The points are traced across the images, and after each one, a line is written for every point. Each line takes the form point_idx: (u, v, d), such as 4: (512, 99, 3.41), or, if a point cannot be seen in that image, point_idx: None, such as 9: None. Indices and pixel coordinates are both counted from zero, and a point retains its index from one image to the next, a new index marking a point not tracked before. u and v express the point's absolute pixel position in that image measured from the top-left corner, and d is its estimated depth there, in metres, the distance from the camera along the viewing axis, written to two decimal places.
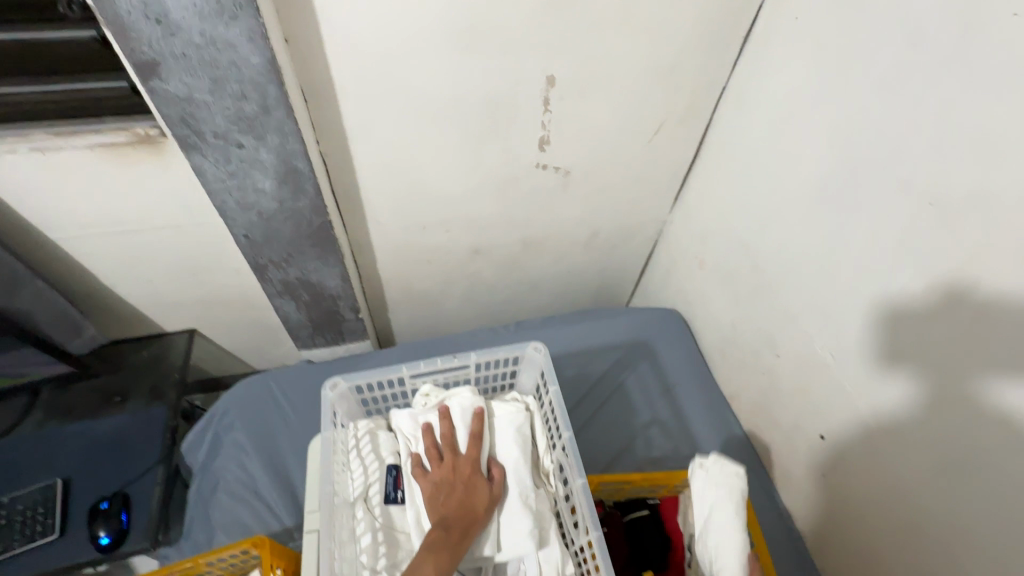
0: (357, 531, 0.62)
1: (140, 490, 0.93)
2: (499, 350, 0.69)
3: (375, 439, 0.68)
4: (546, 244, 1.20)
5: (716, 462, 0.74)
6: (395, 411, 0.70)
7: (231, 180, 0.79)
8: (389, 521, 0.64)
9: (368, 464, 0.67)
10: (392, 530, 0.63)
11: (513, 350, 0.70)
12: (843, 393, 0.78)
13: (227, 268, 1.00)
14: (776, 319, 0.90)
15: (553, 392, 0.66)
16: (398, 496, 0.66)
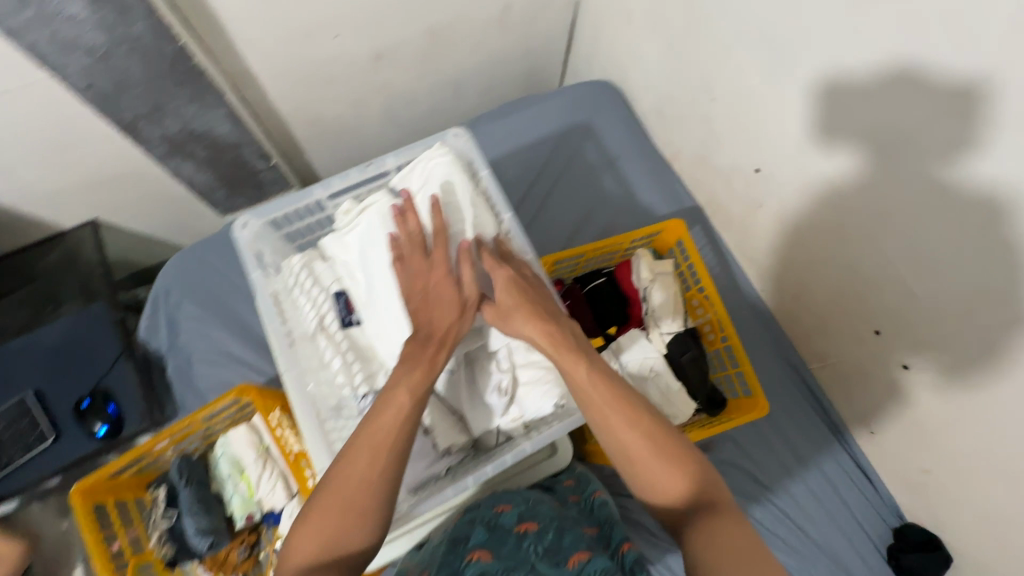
0: (326, 357, 0.65)
1: (117, 382, 0.93)
2: (416, 146, 0.71)
3: (314, 270, 0.69)
4: (455, 32, 1.05)
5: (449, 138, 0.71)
6: (325, 238, 0.70)
7: (29, 10, 0.62)
8: (354, 341, 0.67)
9: (315, 296, 0.68)
10: (359, 348, 0.66)
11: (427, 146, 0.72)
12: (775, 118, 0.77)
13: (93, 137, 0.85)
14: (708, 59, 0.85)
15: (484, 176, 0.70)
16: (355, 319, 0.68)
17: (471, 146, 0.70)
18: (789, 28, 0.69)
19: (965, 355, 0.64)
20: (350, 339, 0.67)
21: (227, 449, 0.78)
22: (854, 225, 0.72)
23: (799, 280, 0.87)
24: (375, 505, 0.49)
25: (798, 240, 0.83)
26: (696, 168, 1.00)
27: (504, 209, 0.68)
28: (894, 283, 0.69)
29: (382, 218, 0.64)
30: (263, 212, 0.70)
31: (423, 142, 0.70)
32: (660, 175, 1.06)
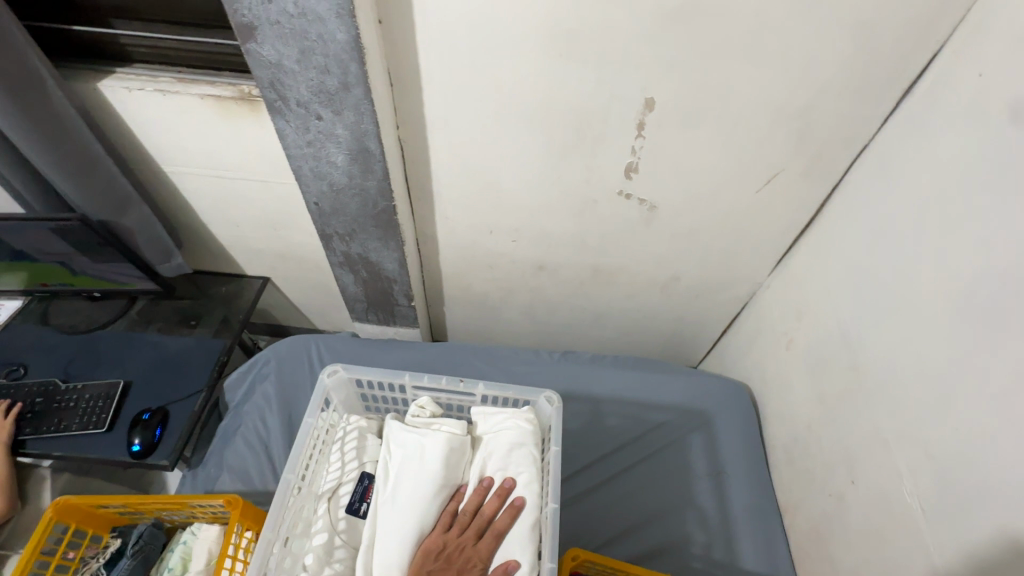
0: (313, 527, 0.62)
1: (178, 411, 1.01)
2: (511, 387, 0.67)
3: (361, 440, 0.68)
4: (617, 276, 1.10)
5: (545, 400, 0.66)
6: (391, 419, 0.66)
7: (308, 148, 0.81)
8: (348, 528, 0.63)
9: (346, 462, 0.67)
10: (349, 540, 0.62)
11: (523, 393, 0.67)
12: (928, 561, 0.60)
13: (301, 229, 1.06)
14: (861, 439, 0.73)
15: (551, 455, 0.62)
16: (362, 509, 0.64)
17: (558, 422, 0.62)
18: (972, 473, 0.56)
19: None
20: (346, 525, 0.63)
21: (190, 540, 0.76)
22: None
23: None
24: None
25: None
26: (809, 539, 0.82)
27: (552, 501, 0.59)
28: None
29: (445, 447, 0.62)
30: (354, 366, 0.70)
31: (519, 389, 0.66)
32: (764, 519, 0.89)
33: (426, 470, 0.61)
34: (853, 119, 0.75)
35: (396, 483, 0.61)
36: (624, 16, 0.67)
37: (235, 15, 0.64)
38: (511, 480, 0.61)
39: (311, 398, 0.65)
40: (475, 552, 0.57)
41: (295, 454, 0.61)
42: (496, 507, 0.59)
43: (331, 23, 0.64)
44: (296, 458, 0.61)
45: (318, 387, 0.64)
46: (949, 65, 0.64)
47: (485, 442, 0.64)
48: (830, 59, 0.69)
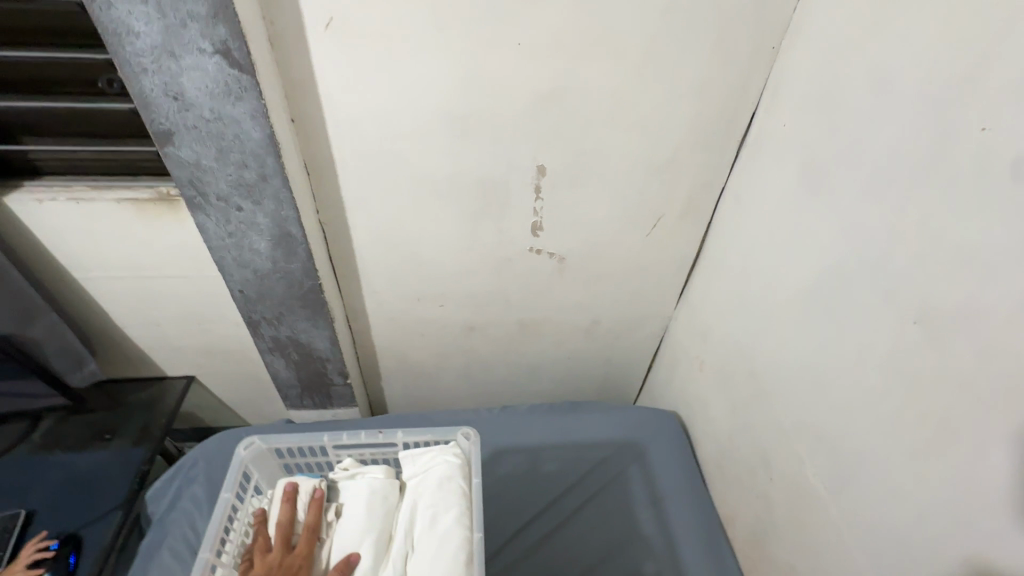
0: None
1: (93, 533, 0.93)
2: (428, 430, 0.66)
3: None
4: (543, 327, 1.18)
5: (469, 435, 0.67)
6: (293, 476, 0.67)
7: (230, 239, 0.85)
8: None
9: None
10: None
11: (445, 432, 0.67)
12: (839, 532, 0.67)
13: (227, 319, 1.05)
14: (770, 436, 0.81)
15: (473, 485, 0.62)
16: None
17: (479, 451, 0.63)
18: (851, 443, 0.65)
19: None
20: None
21: None
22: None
23: None
24: None
25: None
26: (751, 545, 0.87)
27: (476, 527, 0.58)
28: None
29: (369, 492, 0.62)
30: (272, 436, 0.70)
31: (435, 430, 0.65)
32: (710, 535, 0.93)
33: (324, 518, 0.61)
34: (708, 168, 0.91)
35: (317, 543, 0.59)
36: (510, 101, 0.80)
37: (152, 124, 0.70)
38: (291, 484, 0.63)
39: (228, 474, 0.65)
40: (293, 554, 0.57)
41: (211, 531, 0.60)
42: (314, 515, 0.60)
43: (248, 124, 0.71)
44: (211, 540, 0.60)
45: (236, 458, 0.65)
46: (765, 119, 0.82)
47: (412, 487, 0.62)
48: (678, 122, 0.84)
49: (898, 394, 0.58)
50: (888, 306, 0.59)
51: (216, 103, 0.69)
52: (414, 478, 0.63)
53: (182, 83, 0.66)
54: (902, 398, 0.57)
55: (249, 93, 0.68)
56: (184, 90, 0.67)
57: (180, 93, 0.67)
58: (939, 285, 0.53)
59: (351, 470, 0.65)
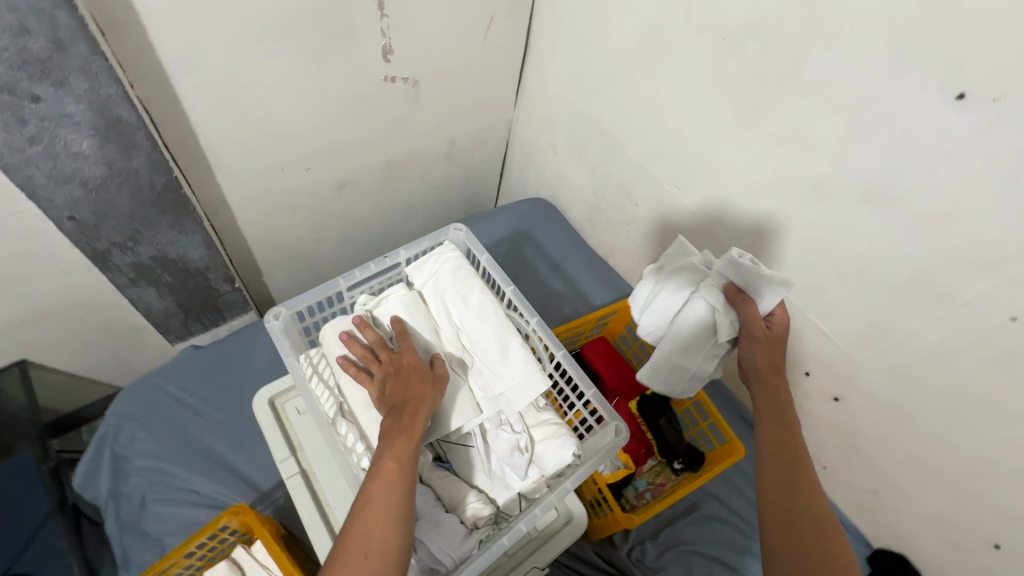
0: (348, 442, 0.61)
1: (33, 563, 0.79)
2: (424, 239, 0.71)
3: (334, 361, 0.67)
4: (409, 163, 1.20)
5: (455, 231, 0.74)
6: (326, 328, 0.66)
7: (34, 147, 0.64)
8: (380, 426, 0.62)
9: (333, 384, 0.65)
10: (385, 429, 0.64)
11: (435, 236, 0.72)
12: (690, 213, 0.98)
13: (48, 269, 0.83)
14: (629, 174, 1.06)
15: (485, 260, 0.70)
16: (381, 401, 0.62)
17: (475, 235, 0.71)
18: (688, 149, 0.92)
19: (881, 384, 0.82)
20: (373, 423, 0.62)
21: None
22: None
23: None
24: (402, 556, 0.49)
25: None
26: (629, 260, 1.19)
27: (507, 282, 0.69)
28: (808, 329, 0.88)
29: (404, 306, 0.67)
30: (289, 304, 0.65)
31: (431, 235, 0.71)
32: (599, 269, 1.24)
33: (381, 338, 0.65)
34: None
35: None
36: None
37: None
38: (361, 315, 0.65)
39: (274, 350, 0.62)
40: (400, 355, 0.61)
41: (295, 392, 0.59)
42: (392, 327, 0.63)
43: None
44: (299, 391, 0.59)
45: (277, 329, 0.61)
46: None
47: (433, 289, 0.69)
48: None
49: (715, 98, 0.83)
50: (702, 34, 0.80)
51: None
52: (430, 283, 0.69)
53: None
54: (717, 101, 0.83)
55: None
56: None
57: None
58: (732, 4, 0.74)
59: (376, 299, 0.68)
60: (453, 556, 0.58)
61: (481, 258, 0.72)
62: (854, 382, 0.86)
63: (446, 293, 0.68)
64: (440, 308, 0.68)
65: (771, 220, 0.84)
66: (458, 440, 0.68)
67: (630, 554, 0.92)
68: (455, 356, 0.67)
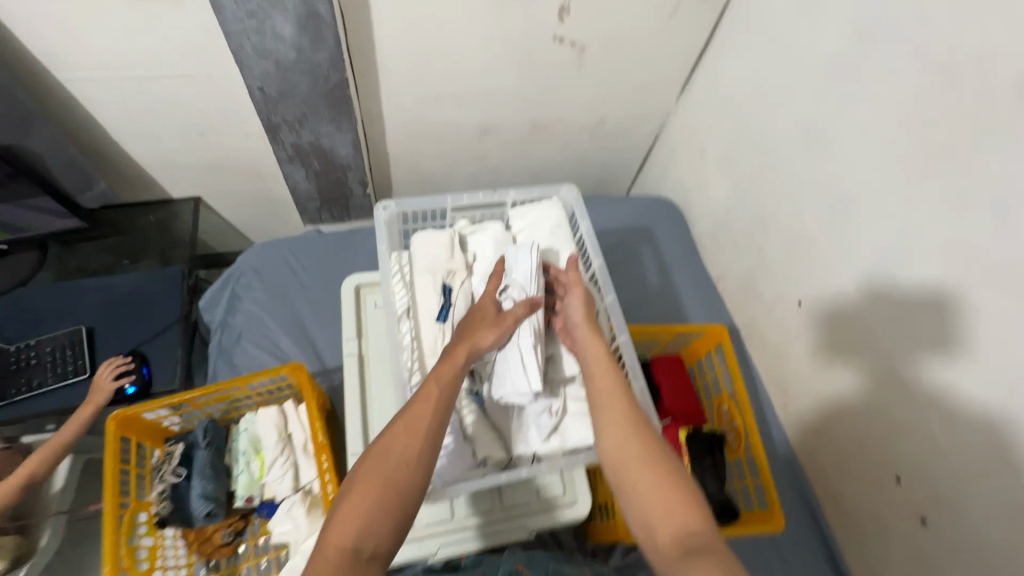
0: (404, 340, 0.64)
1: (155, 349, 0.97)
2: (535, 188, 0.72)
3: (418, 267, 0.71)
4: (553, 128, 1.22)
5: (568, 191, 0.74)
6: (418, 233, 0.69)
7: (250, 21, 0.77)
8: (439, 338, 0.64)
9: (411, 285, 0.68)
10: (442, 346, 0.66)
11: (545, 190, 0.74)
12: (823, 259, 0.87)
13: (237, 129, 0.99)
14: (770, 200, 0.97)
15: (584, 228, 0.71)
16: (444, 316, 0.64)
17: (583, 201, 0.71)
18: (848, 188, 0.81)
19: (988, 523, 0.65)
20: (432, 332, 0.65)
21: (251, 427, 0.81)
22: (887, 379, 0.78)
23: (822, 414, 0.91)
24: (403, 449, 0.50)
25: (825, 373, 0.89)
26: (740, 291, 1.09)
27: (598, 256, 0.68)
28: (917, 429, 0.72)
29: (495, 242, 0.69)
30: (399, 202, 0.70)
31: (542, 187, 0.71)
32: (704, 290, 1.16)
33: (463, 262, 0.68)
34: None
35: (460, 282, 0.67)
36: None
37: None
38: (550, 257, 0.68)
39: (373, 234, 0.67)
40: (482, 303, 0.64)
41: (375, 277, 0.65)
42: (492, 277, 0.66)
43: None
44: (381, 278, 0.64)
45: (382, 220, 0.66)
46: None
47: (526, 236, 0.71)
48: None
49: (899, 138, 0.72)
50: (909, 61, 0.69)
51: None
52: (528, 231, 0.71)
53: None
54: (900, 142, 0.72)
55: None
56: None
57: None
58: (961, 33, 0.63)
59: (472, 227, 0.72)
60: (454, 475, 0.63)
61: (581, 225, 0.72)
62: (954, 509, 0.68)
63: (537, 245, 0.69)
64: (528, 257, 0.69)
65: (916, 292, 0.72)
66: None
67: (618, 571, 0.82)
68: None
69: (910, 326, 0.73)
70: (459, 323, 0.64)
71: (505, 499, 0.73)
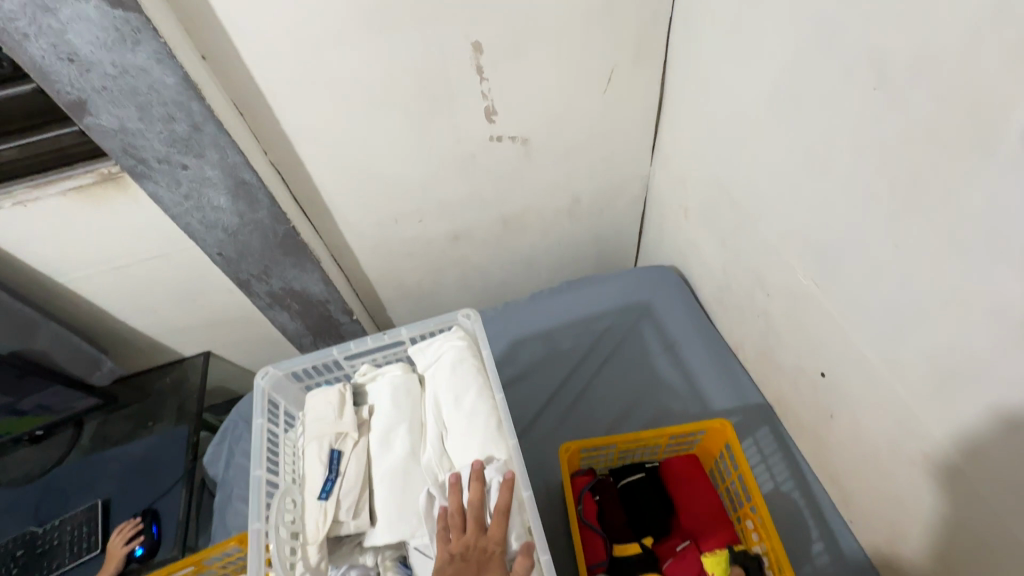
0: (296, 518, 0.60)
1: (165, 508, 1.00)
2: (429, 321, 0.68)
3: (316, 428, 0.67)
4: (526, 219, 1.18)
5: (470, 315, 0.69)
6: (311, 393, 0.65)
7: (189, 201, 0.83)
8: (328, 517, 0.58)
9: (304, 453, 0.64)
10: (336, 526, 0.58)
11: (445, 319, 0.69)
12: (831, 319, 0.70)
13: (219, 289, 1.06)
14: (759, 255, 0.83)
15: (486, 357, 0.65)
16: (327, 491, 0.58)
17: (481, 327, 0.65)
18: (831, 234, 0.66)
19: None
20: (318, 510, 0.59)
21: None
22: (955, 476, 0.57)
23: (892, 517, 0.70)
24: None
25: (877, 463, 0.69)
26: (760, 361, 0.92)
27: (498, 389, 0.61)
28: (1013, 551, 0.54)
29: (390, 390, 0.64)
30: (288, 364, 0.68)
31: (436, 318, 0.67)
32: (723, 362, 0.99)
33: (356, 419, 0.63)
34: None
35: (351, 443, 0.61)
36: None
37: (60, 96, 0.67)
38: (478, 462, 0.56)
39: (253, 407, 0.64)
40: (487, 538, 0.52)
41: (255, 454, 0.61)
42: (482, 491, 0.54)
43: (156, 71, 0.67)
44: (257, 456, 0.60)
45: (258, 390, 0.63)
46: None
47: (428, 375, 0.65)
48: None
49: (867, 171, 0.58)
50: (848, 84, 0.57)
51: (114, 56, 0.64)
52: (428, 371, 0.65)
53: (70, 41, 0.62)
54: (870, 175, 0.58)
55: (143, 34, 0.63)
56: (76, 49, 0.63)
57: (74, 53, 0.63)
58: (888, 40, 0.51)
59: (371, 373, 0.67)
60: None
61: (484, 352, 0.66)
62: None
63: (435, 387, 0.63)
64: (430, 400, 0.63)
65: (952, 359, 0.54)
66: (421, 549, 0.57)
67: None
68: (431, 458, 0.60)
69: (957, 404, 0.55)
70: (345, 496, 0.58)
71: None
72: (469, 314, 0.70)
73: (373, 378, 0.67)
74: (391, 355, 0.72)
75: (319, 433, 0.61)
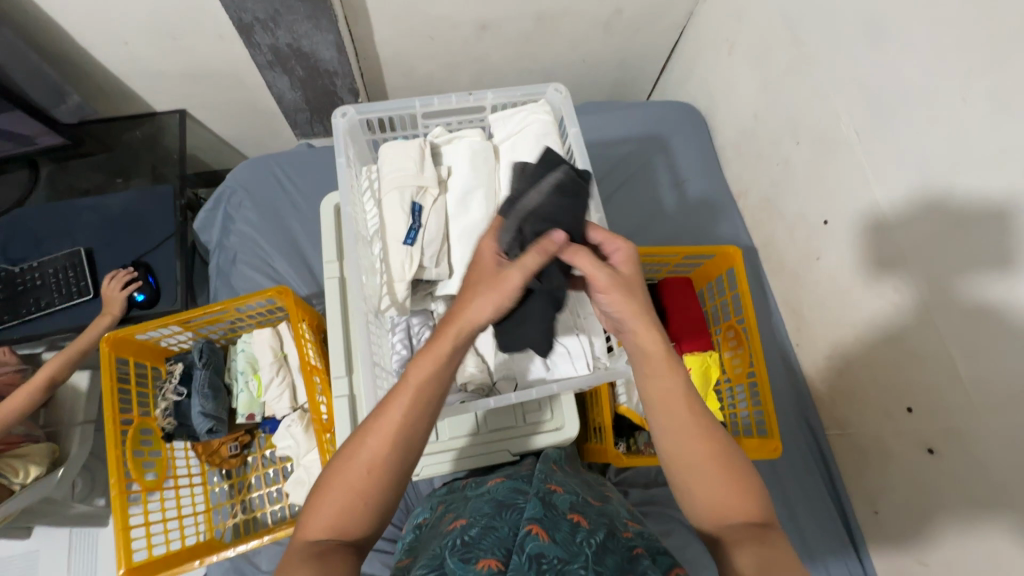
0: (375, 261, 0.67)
1: (160, 261, 0.97)
2: (517, 90, 0.71)
3: None
4: (561, 22, 1.07)
5: (555, 92, 0.72)
6: (385, 144, 0.66)
7: None
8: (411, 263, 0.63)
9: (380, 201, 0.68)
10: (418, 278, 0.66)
11: (530, 92, 0.72)
12: (857, 170, 0.77)
13: (207, 32, 0.90)
14: (804, 101, 0.85)
15: (572, 135, 0.69)
16: (411, 238, 0.62)
17: (571, 106, 0.69)
18: (896, 86, 0.69)
19: (1003, 461, 0.61)
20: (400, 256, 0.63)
21: (247, 347, 0.84)
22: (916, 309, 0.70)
23: (836, 342, 0.85)
24: (396, 464, 0.46)
25: (843, 299, 0.82)
26: (761, 207, 1.00)
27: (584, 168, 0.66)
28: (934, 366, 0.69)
29: (471, 152, 0.67)
30: (364, 110, 0.69)
31: (528, 88, 0.71)
32: (724, 205, 1.07)
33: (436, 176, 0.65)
34: None
35: (431, 200, 0.64)
36: None
37: None
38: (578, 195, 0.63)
39: (334, 143, 0.66)
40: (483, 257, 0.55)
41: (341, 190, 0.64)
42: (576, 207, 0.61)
43: None
44: (344, 191, 0.63)
45: (342, 128, 0.64)
46: None
47: (506, 146, 0.69)
48: None
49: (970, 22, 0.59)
50: None
51: None
52: (506, 142, 0.70)
53: None
54: (973, 27, 0.59)
55: None
56: None
57: None
58: None
59: (447, 135, 0.70)
60: None
61: (569, 131, 0.70)
62: (966, 442, 0.65)
63: (512, 155, 0.69)
64: (506, 167, 0.68)
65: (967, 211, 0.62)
66: None
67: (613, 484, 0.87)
68: None
69: (949, 251, 0.64)
70: (428, 245, 0.63)
71: (526, 415, 0.74)
72: (551, 91, 0.73)
73: (450, 139, 0.70)
74: (464, 121, 0.76)
75: (400, 183, 0.64)
